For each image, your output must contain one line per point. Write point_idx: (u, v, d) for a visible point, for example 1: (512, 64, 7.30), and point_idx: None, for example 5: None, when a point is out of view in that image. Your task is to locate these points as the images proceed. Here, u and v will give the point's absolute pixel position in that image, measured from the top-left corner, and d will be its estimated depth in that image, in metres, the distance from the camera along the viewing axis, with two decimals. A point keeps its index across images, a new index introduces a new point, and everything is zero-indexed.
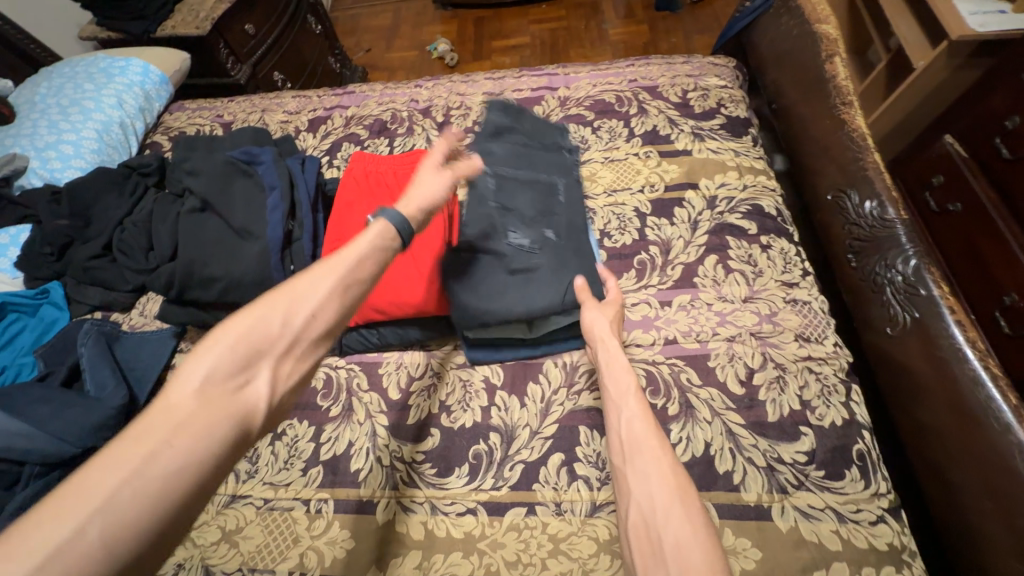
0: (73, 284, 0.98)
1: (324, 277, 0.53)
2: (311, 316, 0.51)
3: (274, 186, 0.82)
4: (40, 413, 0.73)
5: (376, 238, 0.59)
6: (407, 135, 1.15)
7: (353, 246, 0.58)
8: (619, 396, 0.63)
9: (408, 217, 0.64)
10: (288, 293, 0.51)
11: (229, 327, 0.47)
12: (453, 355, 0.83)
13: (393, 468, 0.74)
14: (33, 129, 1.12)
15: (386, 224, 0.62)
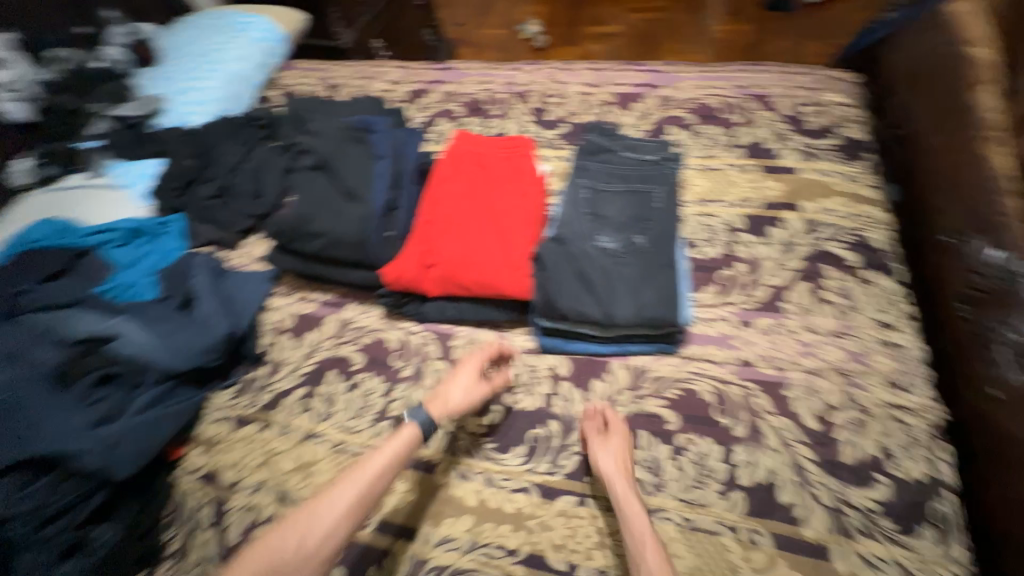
0: (191, 219, 1.08)
1: (343, 491, 0.67)
2: (336, 506, 0.66)
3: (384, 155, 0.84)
4: (163, 328, 0.84)
5: (397, 448, 0.71)
6: (502, 118, 1.17)
7: (370, 463, 0.70)
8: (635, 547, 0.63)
9: (429, 426, 0.73)
10: (313, 510, 0.65)
11: (259, 553, 0.63)
12: (522, 340, 0.86)
13: (455, 435, 0.79)
14: (172, 74, 1.24)
15: (412, 433, 0.73)
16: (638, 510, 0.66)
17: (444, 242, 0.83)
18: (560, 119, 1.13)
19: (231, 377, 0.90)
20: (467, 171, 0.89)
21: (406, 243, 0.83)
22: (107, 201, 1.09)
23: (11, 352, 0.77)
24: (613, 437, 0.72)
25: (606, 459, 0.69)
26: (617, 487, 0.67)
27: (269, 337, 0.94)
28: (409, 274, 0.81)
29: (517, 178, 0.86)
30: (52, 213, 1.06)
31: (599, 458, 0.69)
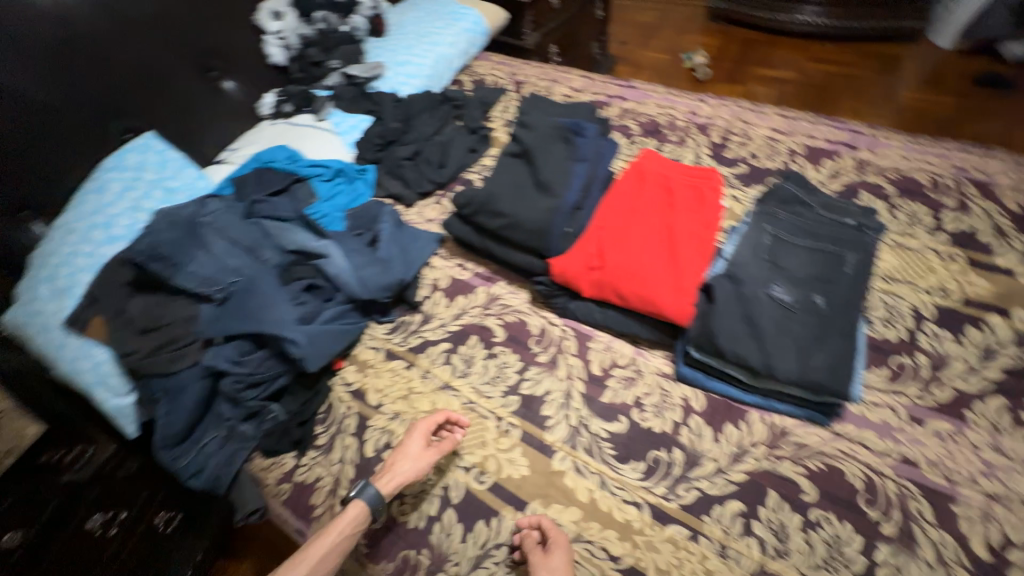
0: (382, 172, 1.24)
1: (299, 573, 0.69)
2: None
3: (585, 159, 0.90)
4: (355, 259, 0.95)
5: (345, 526, 0.73)
6: (678, 144, 1.18)
7: (325, 540, 0.72)
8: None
9: (377, 504, 0.75)
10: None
11: None
12: (660, 362, 0.87)
13: (577, 430, 0.82)
14: (394, 46, 1.41)
15: (359, 508, 0.74)
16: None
17: (615, 252, 0.86)
18: (740, 159, 1.11)
19: (387, 316, 1.02)
20: (651, 191, 0.91)
21: (577, 243, 0.89)
22: (324, 141, 1.29)
23: (247, 246, 0.95)
24: (554, 551, 0.68)
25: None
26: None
27: (425, 290, 1.04)
28: (573, 272, 0.87)
29: (704, 209, 0.86)
30: (284, 141, 1.29)
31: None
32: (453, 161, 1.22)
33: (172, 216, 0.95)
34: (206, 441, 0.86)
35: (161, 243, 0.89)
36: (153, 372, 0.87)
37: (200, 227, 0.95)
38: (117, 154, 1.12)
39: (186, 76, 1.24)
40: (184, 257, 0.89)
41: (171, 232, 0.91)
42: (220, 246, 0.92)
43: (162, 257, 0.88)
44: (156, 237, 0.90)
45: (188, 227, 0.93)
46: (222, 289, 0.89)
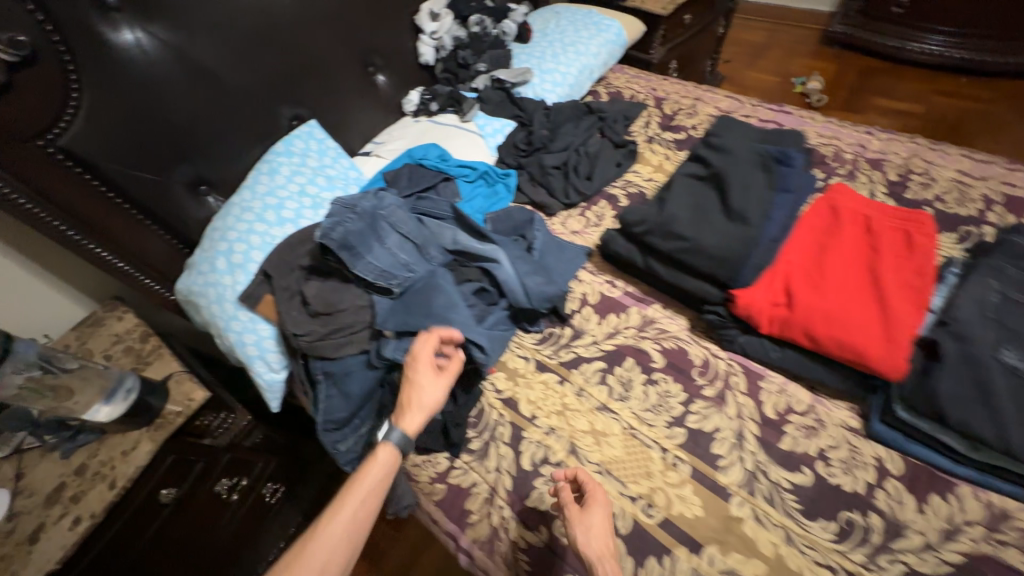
0: (525, 179, 1.24)
1: (345, 518, 0.69)
2: (344, 523, 0.69)
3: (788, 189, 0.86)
4: (519, 267, 0.94)
5: (379, 470, 0.74)
6: (848, 178, 1.10)
7: (358, 489, 0.72)
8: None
9: (408, 438, 0.75)
10: (310, 538, 0.68)
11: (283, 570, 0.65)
12: (845, 415, 0.81)
13: (754, 475, 0.77)
14: (542, 53, 1.41)
15: (391, 445, 0.74)
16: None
17: (809, 291, 0.81)
18: (923, 201, 1.03)
19: (535, 325, 1.00)
20: (846, 230, 0.86)
21: (764, 277, 0.84)
22: (469, 142, 1.30)
23: (418, 243, 0.96)
24: (593, 508, 0.72)
25: (584, 535, 0.70)
26: (604, 566, 0.67)
27: (575, 304, 1.02)
28: (760, 306, 0.81)
29: (913, 256, 0.80)
30: (431, 139, 1.30)
31: (577, 534, 0.70)
32: (601, 175, 1.20)
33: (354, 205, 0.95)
34: (367, 430, 0.88)
35: (348, 233, 0.91)
36: (320, 354, 0.90)
37: (379, 220, 0.95)
38: (285, 139, 1.17)
39: (349, 70, 1.28)
40: (367, 248, 0.91)
41: (355, 223, 0.93)
42: (396, 241, 0.94)
43: (349, 247, 0.90)
44: (344, 225, 0.92)
45: (369, 217, 0.95)
46: (399, 282, 0.91)
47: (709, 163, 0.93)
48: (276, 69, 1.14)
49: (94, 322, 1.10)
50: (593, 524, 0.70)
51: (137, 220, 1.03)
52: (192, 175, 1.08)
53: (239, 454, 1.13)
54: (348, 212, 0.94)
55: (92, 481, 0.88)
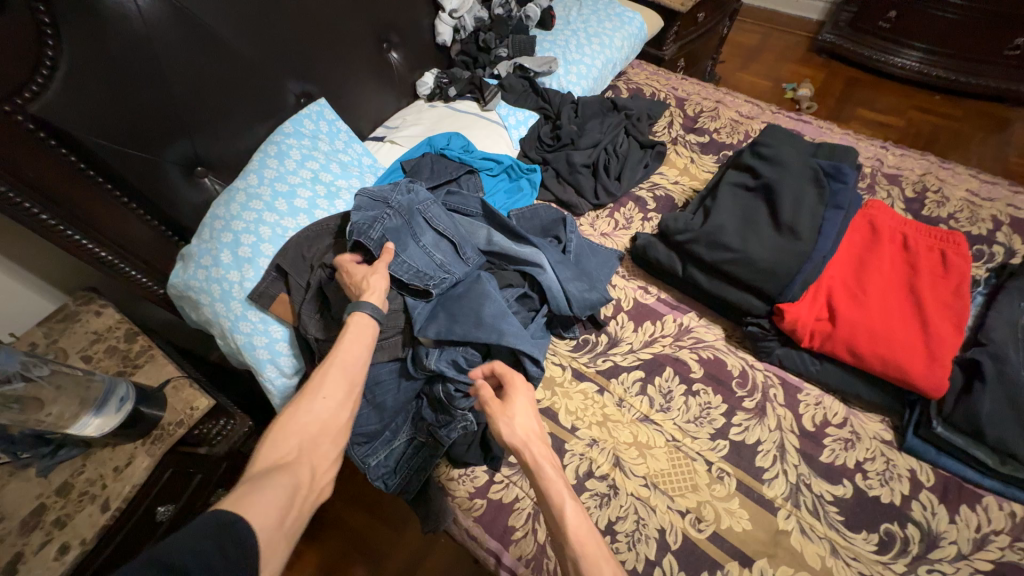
0: (551, 175, 1.19)
1: (336, 379, 0.62)
2: (338, 368, 0.63)
3: (839, 206, 0.86)
4: (563, 271, 0.92)
5: (360, 330, 0.70)
6: (869, 192, 1.13)
7: (342, 344, 0.67)
8: (552, 505, 0.58)
9: (380, 308, 0.74)
10: (296, 406, 0.59)
11: (280, 427, 0.57)
12: (878, 427, 0.83)
13: (797, 486, 0.79)
14: (566, 42, 1.34)
15: (358, 317, 0.71)
16: (557, 469, 0.61)
17: (853, 308, 0.82)
18: (940, 218, 1.06)
19: (569, 331, 0.97)
20: (884, 247, 0.87)
21: (808, 291, 0.84)
22: (492, 133, 1.22)
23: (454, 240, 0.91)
24: (514, 398, 0.67)
25: (506, 422, 0.65)
26: (530, 448, 0.62)
27: (609, 310, 1.00)
28: (804, 322, 0.82)
29: (948, 275, 0.83)
30: (450, 126, 1.22)
31: (501, 425, 0.64)
32: (629, 176, 1.17)
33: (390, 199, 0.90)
34: (399, 442, 0.83)
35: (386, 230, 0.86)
36: None
37: (416, 217, 0.90)
38: (292, 120, 1.05)
39: (363, 45, 1.18)
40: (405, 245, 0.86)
41: (392, 219, 0.88)
42: (433, 240, 0.89)
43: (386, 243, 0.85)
44: (382, 220, 0.87)
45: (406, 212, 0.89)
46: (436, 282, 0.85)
47: (758, 173, 0.91)
48: (287, 39, 1.03)
49: (67, 317, 0.97)
50: (518, 407, 0.66)
51: (123, 206, 0.90)
52: (189, 155, 0.96)
53: (234, 462, 1.06)
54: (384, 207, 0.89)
55: (79, 503, 0.77)
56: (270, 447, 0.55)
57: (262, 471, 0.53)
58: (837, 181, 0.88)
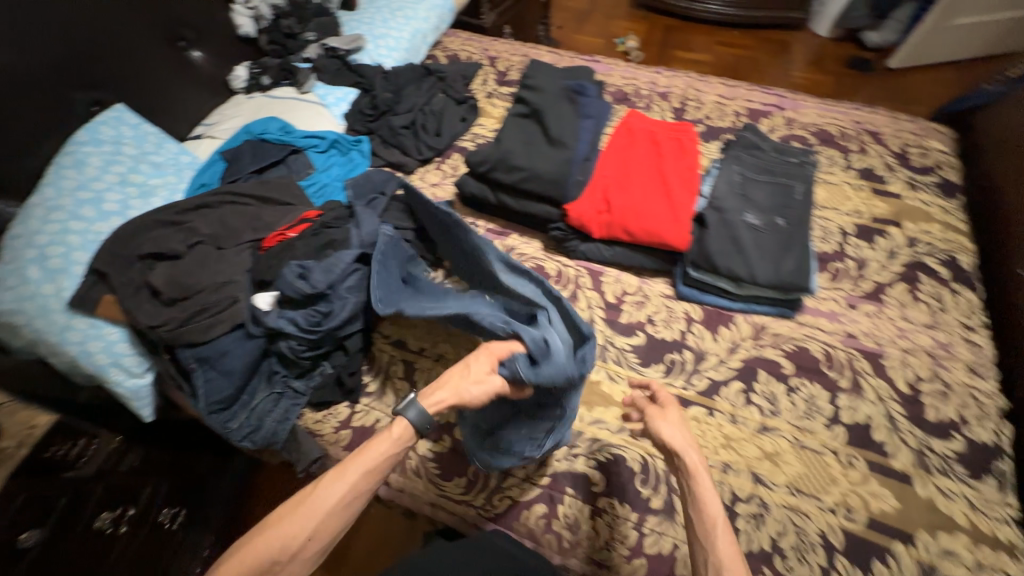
0: (379, 143, 1.27)
1: (334, 499, 0.61)
2: (342, 495, 0.62)
3: (589, 115, 1.06)
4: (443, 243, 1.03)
5: (394, 443, 0.66)
6: (646, 110, 1.35)
7: (370, 454, 0.65)
8: (701, 526, 0.65)
9: (427, 416, 0.68)
10: (285, 521, 0.60)
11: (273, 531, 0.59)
12: (662, 287, 1.04)
13: (605, 346, 0.97)
14: (372, 20, 1.45)
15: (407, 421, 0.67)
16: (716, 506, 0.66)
17: (621, 194, 1.00)
18: (698, 120, 1.30)
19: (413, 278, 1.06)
20: (639, 144, 1.08)
21: (588, 190, 1.02)
22: (312, 112, 1.28)
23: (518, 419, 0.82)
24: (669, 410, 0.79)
25: (670, 430, 0.75)
26: (692, 453, 0.71)
27: None
28: (587, 215, 1.00)
29: (685, 156, 1.05)
30: (270, 112, 1.27)
31: (662, 428, 0.76)
32: (449, 130, 1.29)
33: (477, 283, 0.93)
34: (256, 401, 0.89)
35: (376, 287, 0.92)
36: (188, 342, 0.87)
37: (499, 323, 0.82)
38: (87, 127, 1.03)
39: (153, 44, 1.16)
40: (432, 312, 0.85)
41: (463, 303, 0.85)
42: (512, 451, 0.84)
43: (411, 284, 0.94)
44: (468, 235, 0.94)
45: (502, 350, 0.77)
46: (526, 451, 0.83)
47: (528, 101, 1.08)
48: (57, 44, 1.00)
49: None
50: (671, 434, 0.74)
51: None
52: None
53: (116, 480, 1.04)
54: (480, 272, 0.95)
55: None
56: (283, 522, 0.60)
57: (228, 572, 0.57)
58: (583, 97, 1.09)
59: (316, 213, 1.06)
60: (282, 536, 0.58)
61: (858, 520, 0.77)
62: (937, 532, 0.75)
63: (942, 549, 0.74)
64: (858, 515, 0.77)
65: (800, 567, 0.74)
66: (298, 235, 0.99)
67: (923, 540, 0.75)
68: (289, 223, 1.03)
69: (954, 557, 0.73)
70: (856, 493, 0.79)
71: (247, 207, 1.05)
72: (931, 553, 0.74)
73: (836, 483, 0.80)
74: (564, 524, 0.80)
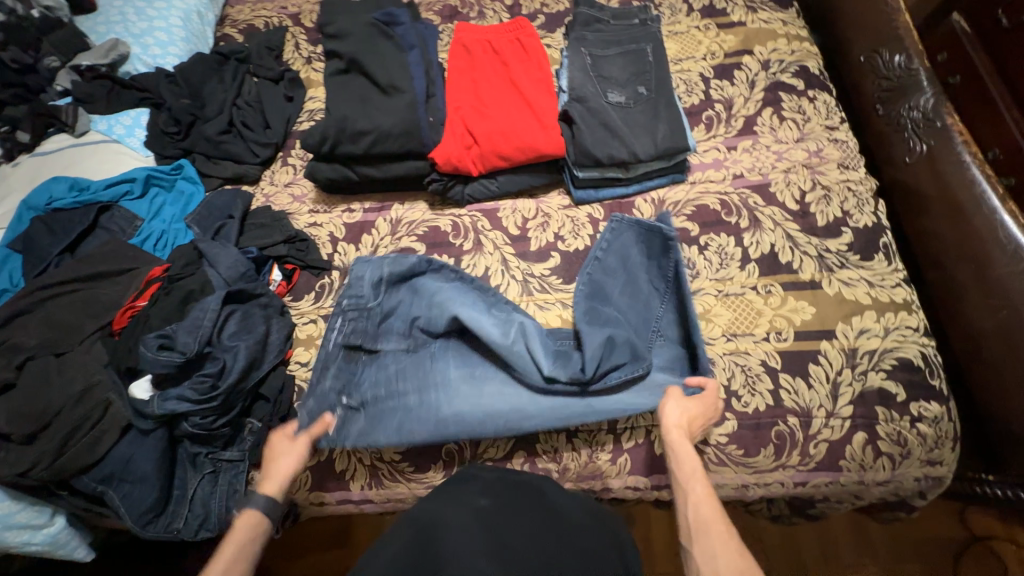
0: (202, 161, 1.08)
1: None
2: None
3: (412, 45, 0.95)
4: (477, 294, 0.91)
5: (243, 536, 0.67)
6: (481, 18, 1.20)
7: (230, 545, 0.66)
8: (681, 464, 0.70)
9: (273, 500, 0.71)
10: None
11: None
12: (559, 199, 1.00)
13: (526, 280, 0.94)
14: (123, 17, 1.18)
15: (253, 514, 0.69)
16: (690, 454, 0.71)
17: (482, 121, 0.93)
18: (536, 11, 1.19)
19: (306, 296, 0.96)
20: (480, 58, 0.98)
21: (448, 129, 0.93)
22: (104, 154, 1.05)
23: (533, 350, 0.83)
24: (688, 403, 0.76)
25: (676, 405, 0.75)
26: (674, 434, 0.72)
27: (329, 248, 1.00)
28: (456, 155, 0.91)
29: (529, 54, 0.96)
30: (53, 173, 1.03)
31: (668, 405, 0.75)
32: (277, 117, 1.10)
33: (593, 344, 0.80)
34: (192, 491, 0.80)
35: (607, 276, 0.89)
36: (76, 469, 0.74)
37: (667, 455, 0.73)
38: None
39: None
40: (467, 315, 0.85)
41: (465, 372, 0.85)
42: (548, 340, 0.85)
43: (601, 291, 0.88)
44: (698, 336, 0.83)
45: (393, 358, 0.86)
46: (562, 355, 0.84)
47: (341, 54, 0.95)
48: None
49: None
50: (672, 412, 0.74)
51: None
52: None
53: None
54: (622, 336, 0.82)
55: None
56: None
57: None
58: (398, 26, 0.96)
59: (162, 267, 0.89)
60: None
61: (788, 338, 0.84)
62: (851, 319, 0.84)
63: (858, 330, 0.83)
64: (786, 334, 0.84)
65: (753, 398, 0.81)
66: (150, 300, 0.85)
67: (842, 330, 0.83)
68: (135, 291, 0.87)
69: (869, 333, 0.83)
70: (780, 315, 0.85)
71: (75, 294, 0.87)
72: (850, 338, 0.83)
73: (762, 314, 0.86)
74: (548, 459, 0.82)
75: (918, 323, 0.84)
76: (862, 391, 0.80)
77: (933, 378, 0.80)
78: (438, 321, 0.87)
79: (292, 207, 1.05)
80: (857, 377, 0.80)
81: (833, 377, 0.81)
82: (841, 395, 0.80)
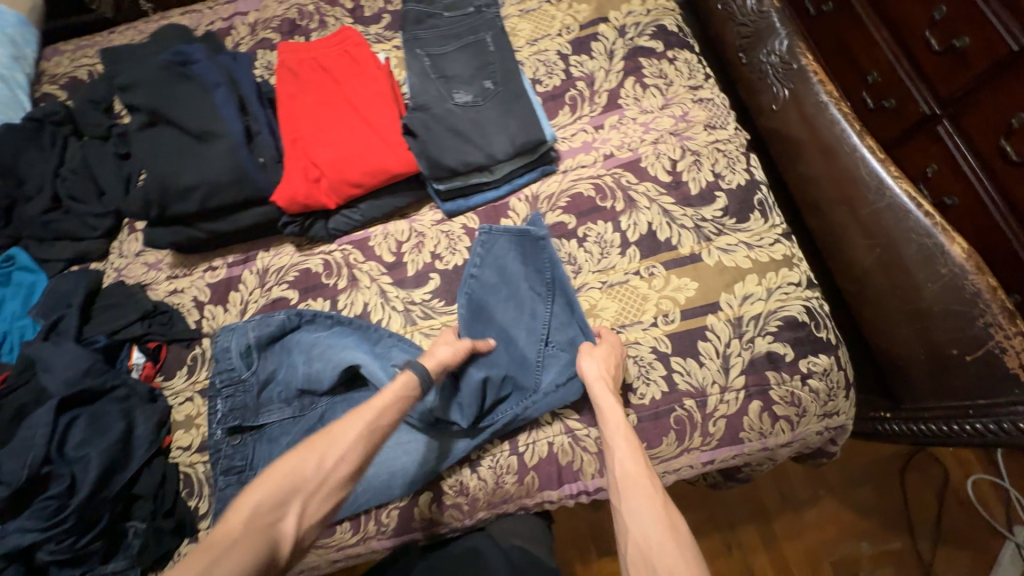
0: (35, 245, 0.96)
1: (349, 433, 0.65)
2: (356, 434, 0.65)
3: (217, 83, 0.86)
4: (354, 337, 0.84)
5: (397, 395, 0.69)
6: (322, 29, 1.06)
7: (382, 401, 0.68)
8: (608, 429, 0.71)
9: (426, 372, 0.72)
10: (291, 456, 0.62)
11: (276, 471, 0.60)
12: (432, 214, 0.94)
13: (408, 310, 0.88)
14: None
15: (409, 377, 0.71)
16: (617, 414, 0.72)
17: (321, 150, 0.85)
18: (380, 11, 1.05)
19: (176, 373, 0.88)
20: (311, 80, 0.90)
21: (286, 165, 0.85)
22: None
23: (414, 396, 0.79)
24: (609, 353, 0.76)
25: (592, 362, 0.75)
26: (602, 392, 0.72)
27: (195, 314, 0.92)
28: (300, 190, 0.84)
29: (361, 68, 0.89)
30: None
31: (586, 363, 0.75)
32: (110, 182, 0.97)
33: (468, 391, 0.77)
34: None
35: (487, 299, 0.85)
36: None
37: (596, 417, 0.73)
38: None
39: None
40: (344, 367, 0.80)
41: None
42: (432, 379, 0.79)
43: (481, 315, 0.84)
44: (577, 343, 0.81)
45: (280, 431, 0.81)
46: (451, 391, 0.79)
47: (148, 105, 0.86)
48: None
49: None
50: (591, 368, 0.74)
51: None
52: None
53: None
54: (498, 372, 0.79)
55: None
56: (294, 454, 0.62)
57: (223, 540, 0.53)
58: (195, 64, 0.89)
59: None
60: (294, 462, 0.61)
61: (675, 319, 0.82)
62: (734, 287, 0.82)
63: (742, 297, 0.81)
64: (673, 315, 0.82)
65: (649, 388, 0.79)
66: None
67: (726, 301, 0.81)
68: None
69: (753, 298, 0.81)
70: (665, 297, 0.83)
71: None
72: (735, 307, 0.81)
73: (647, 299, 0.83)
74: (455, 494, 0.78)
75: (799, 277, 0.82)
76: (752, 358, 0.79)
77: (818, 330, 0.80)
78: (316, 380, 0.81)
79: (148, 277, 0.96)
80: (745, 346, 0.79)
81: (723, 350, 0.79)
82: (733, 367, 0.78)
